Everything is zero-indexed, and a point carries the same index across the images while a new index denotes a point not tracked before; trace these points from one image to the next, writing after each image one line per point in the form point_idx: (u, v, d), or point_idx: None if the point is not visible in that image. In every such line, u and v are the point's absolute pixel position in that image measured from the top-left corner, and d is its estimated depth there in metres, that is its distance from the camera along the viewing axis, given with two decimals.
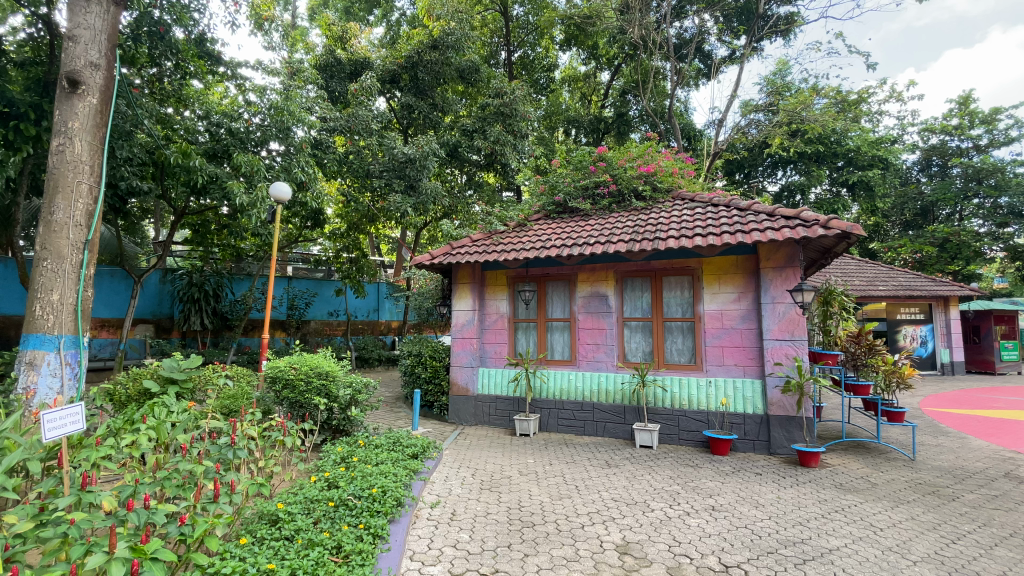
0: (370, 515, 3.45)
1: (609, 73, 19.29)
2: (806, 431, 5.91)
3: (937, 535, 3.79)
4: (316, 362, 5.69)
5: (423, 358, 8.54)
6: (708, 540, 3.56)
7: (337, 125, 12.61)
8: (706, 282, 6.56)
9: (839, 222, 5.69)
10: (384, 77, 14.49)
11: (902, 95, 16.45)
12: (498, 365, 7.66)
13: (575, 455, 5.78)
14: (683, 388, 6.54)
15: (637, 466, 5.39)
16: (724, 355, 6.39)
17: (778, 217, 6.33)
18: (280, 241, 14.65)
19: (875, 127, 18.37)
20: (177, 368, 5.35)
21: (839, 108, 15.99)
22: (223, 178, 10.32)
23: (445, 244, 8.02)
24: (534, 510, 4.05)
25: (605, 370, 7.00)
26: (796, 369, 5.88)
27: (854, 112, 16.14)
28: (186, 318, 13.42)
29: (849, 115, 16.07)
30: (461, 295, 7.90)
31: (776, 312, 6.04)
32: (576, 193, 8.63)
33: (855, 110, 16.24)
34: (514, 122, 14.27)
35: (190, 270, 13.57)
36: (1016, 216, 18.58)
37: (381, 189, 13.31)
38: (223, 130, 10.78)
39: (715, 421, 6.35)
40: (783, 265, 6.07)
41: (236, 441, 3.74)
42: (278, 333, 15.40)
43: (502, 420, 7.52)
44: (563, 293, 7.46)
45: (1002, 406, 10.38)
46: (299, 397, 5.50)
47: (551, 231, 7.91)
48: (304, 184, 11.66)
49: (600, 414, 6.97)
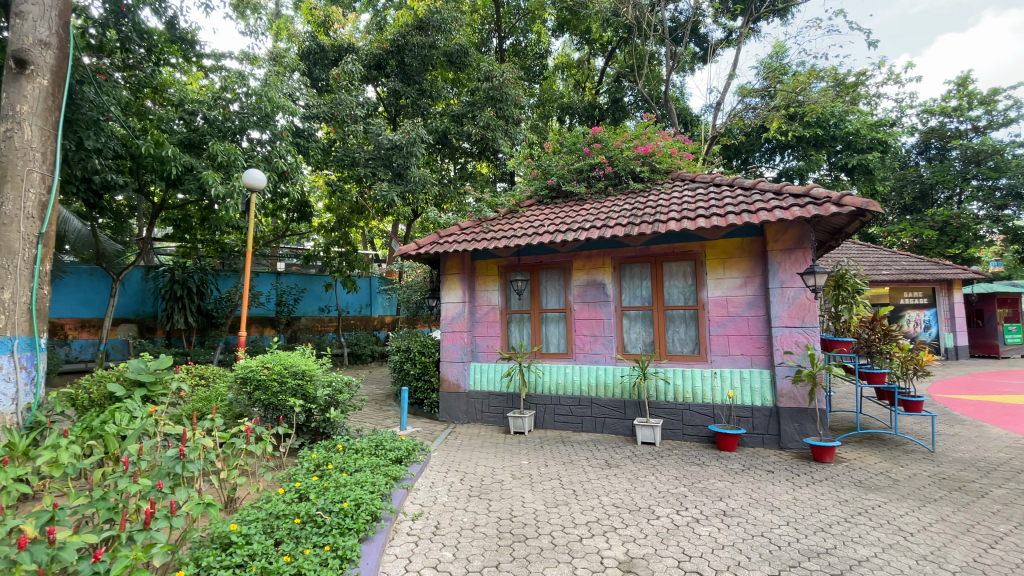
0: (340, 534, 3.04)
1: (602, 59, 18.78)
2: (819, 424, 5.53)
3: (973, 538, 3.40)
4: (292, 361, 5.27)
5: (412, 354, 8.08)
6: (722, 553, 3.16)
7: (320, 113, 12.22)
8: (709, 267, 6.15)
9: (853, 198, 5.30)
10: (369, 63, 13.99)
11: (900, 76, 16.07)
12: (490, 360, 7.24)
13: (572, 454, 5.40)
14: (687, 379, 6.15)
15: (639, 465, 5.00)
16: (730, 344, 6.00)
17: (786, 196, 5.93)
18: (267, 235, 14.23)
19: (873, 110, 18.01)
20: (145, 370, 4.98)
21: (837, 90, 15.64)
22: (200, 168, 9.78)
23: (431, 233, 7.58)
24: (527, 521, 3.65)
25: (603, 363, 6.60)
26: (807, 358, 5.50)
27: (852, 95, 15.84)
28: (169, 316, 12.93)
29: (847, 98, 15.74)
30: (449, 286, 7.46)
31: (785, 297, 5.66)
32: (571, 176, 8.18)
33: (854, 93, 15.91)
34: (505, 107, 13.77)
35: (172, 267, 13.05)
36: (1015, 199, 18.32)
37: (367, 178, 12.87)
38: (199, 118, 10.35)
39: (721, 415, 5.96)
40: (791, 247, 5.68)
41: (186, 451, 3.30)
42: (267, 330, 14.99)
43: (496, 418, 7.11)
44: (558, 283, 7.05)
45: (1011, 391, 10.06)
46: (273, 399, 5.07)
47: (544, 217, 7.48)
48: (287, 174, 11.25)
49: (600, 410, 6.57)
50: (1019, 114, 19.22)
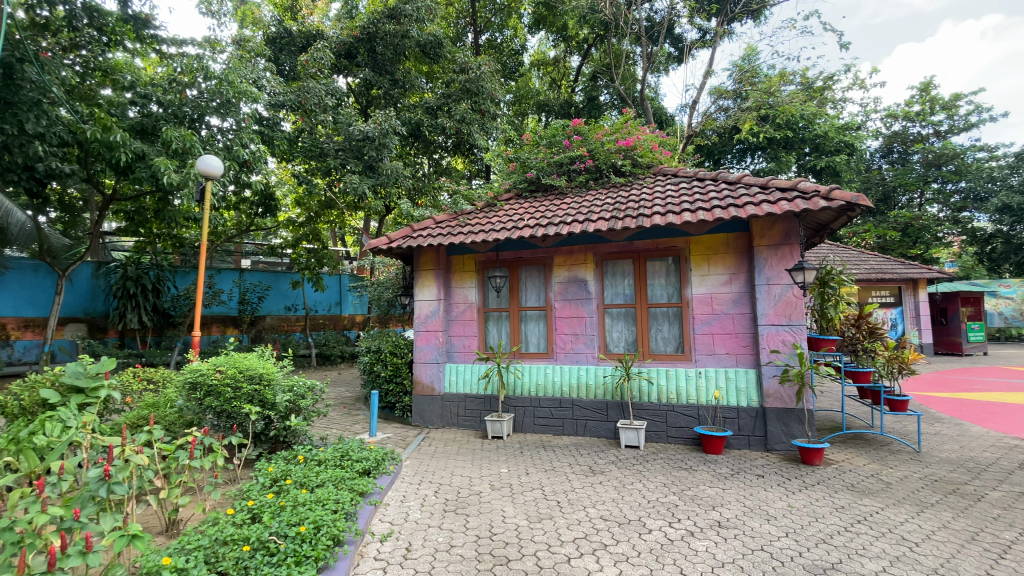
0: (295, 564, 2.65)
1: (578, 57, 18.54)
2: (807, 425, 5.36)
3: (979, 548, 3.24)
4: (248, 364, 4.82)
5: (383, 355, 7.62)
6: (722, 572, 2.90)
7: (287, 101, 11.75)
8: (694, 263, 5.94)
9: (842, 192, 5.14)
10: (338, 51, 13.46)
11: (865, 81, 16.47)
12: (466, 361, 6.88)
13: (553, 461, 5.09)
14: (671, 379, 5.91)
15: (625, 472, 4.73)
16: (714, 343, 5.79)
17: (772, 189, 5.76)
18: (230, 231, 13.61)
19: (839, 114, 18.33)
20: (85, 374, 4.38)
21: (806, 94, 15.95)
22: (152, 155, 9.09)
23: (404, 227, 7.17)
24: (509, 539, 3.31)
25: (585, 363, 6.32)
26: (794, 357, 5.33)
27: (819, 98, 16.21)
28: (121, 316, 12.09)
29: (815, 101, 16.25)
30: (424, 283, 7.06)
31: (772, 295, 5.48)
32: (550, 169, 7.85)
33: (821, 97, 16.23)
34: (481, 100, 13.43)
35: (125, 262, 12.24)
36: (973, 202, 19.95)
37: (335, 170, 12.34)
38: (153, 103, 9.67)
39: (707, 416, 5.74)
40: (778, 243, 5.50)
41: (113, 471, 2.84)
42: (230, 330, 14.26)
43: (472, 422, 6.74)
44: (537, 279, 6.74)
45: (981, 388, 10.27)
46: (226, 406, 4.61)
47: (523, 210, 7.16)
48: (248, 163, 10.76)
49: (581, 412, 6.28)
50: (977, 120, 19.92)
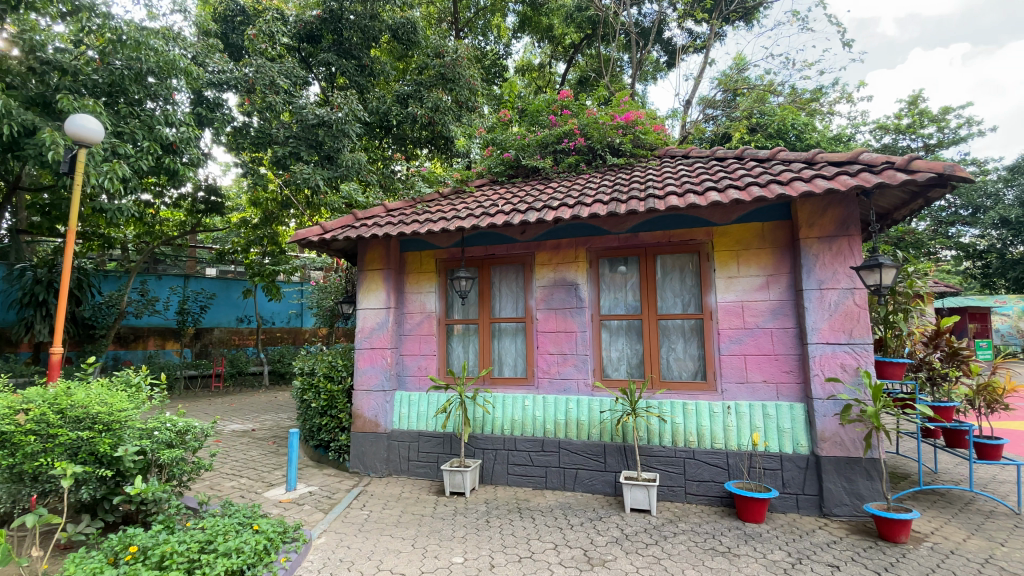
0: None
1: (563, 64, 17.20)
2: (879, 482, 3.90)
3: None
4: (77, 398, 3.25)
5: (316, 380, 5.96)
6: None
7: (232, 79, 10.20)
8: (719, 262, 4.52)
9: (925, 162, 3.77)
10: (299, 34, 11.93)
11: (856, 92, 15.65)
12: (420, 389, 5.34)
13: (531, 540, 3.53)
14: (690, 416, 4.44)
15: (636, 560, 3.21)
16: (747, 368, 4.35)
17: (821, 165, 4.40)
18: (171, 233, 11.93)
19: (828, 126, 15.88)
20: None
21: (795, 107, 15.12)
22: (44, 127, 7.42)
23: (346, 215, 5.67)
24: None
25: (575, 393, 4.83)
26: (862, 388, 3.90)
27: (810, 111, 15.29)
28: (28, 327, 10.28)
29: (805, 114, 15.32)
30: (369, 286, 5.51)
31: (825, 304, 4.09)
32: (533, 150, 6.41)
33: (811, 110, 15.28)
34: (458, 88, 12.04)
35: (36, 264, 10.44)
36: (967, 218, 19.17)
37: (287, 160, 10.74)
38: (52, 72, 7.93)
39: (739, 468, 4.27)
40: (833, 234, 4.11)
41: None
42: (169, 343, 12.64)
43: (427, 469, 5.16)
44: (514, 283, 5.26)
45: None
46: (30, 466, 3.04)
47: (497, 197, 5.71)
48: (176, 147, 9.11)
49: (569, 458, 4.75)
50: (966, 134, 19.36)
